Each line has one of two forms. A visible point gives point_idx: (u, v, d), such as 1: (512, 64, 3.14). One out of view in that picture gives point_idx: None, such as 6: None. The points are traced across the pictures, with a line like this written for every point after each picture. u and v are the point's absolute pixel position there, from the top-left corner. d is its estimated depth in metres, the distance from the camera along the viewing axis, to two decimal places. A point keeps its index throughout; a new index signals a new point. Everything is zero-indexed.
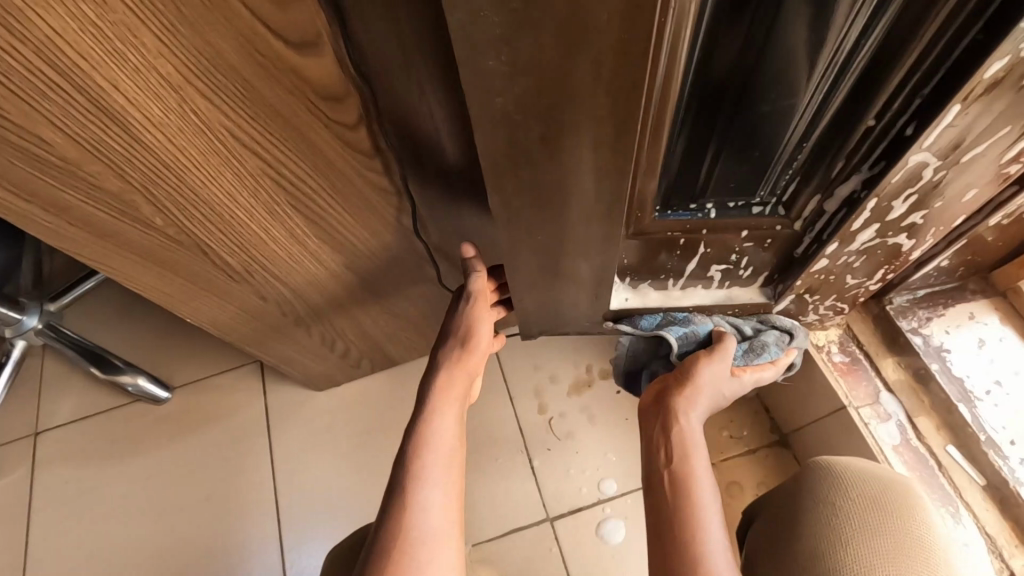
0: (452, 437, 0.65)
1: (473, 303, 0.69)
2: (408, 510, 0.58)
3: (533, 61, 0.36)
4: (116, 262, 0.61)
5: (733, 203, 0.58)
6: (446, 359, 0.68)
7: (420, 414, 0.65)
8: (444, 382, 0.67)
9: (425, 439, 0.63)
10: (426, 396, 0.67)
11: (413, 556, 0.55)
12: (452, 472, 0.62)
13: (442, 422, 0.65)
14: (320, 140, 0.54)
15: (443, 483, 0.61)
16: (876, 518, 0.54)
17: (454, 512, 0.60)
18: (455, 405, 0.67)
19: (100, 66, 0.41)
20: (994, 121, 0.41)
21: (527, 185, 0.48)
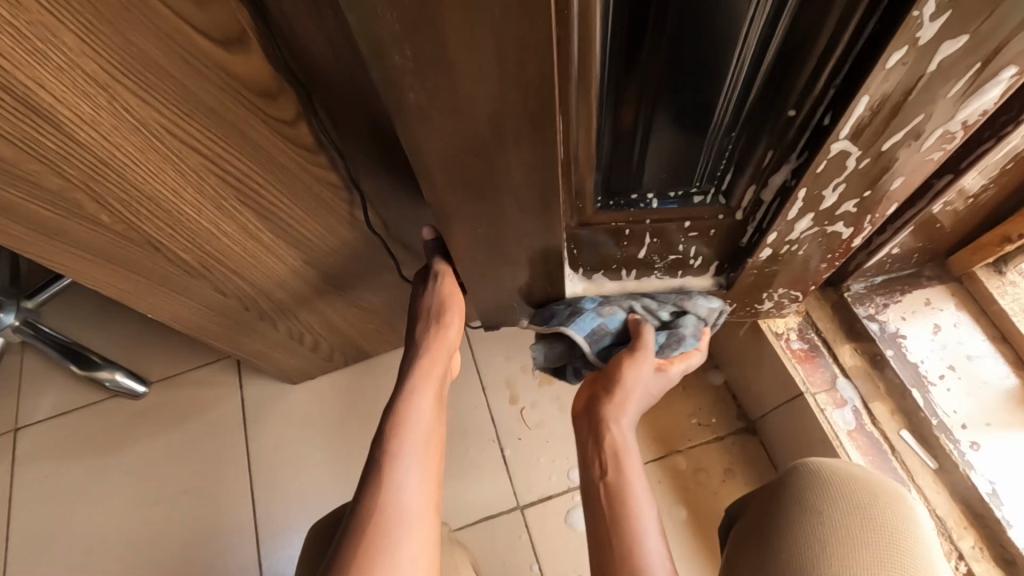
0: (430, 417, 0.65)
1: (443, 283, 0.68)
2: (386, 486, 0.58)
3: (437, 55, 0.38)
4: (66, 258, 0.61)
5: (672, 193, 0.59)
6: (424, 339, 0.69)
7: (399, 394, 0.66)
8: (424, 362, 0.68)
9: (403, 418, 0.63)
10: (406, 377, 0.67)
11: (389, 530, 0.56)
12: (428, 450, 0.63)
13: (422, 401, 0.65)
14: (265, 138, 0.55)
15: (420, 460, 0.61)
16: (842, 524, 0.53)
17: (430, 490, 0.60)
18: (433, 384, 0.67)
19: (22, 66, 0.41)
20: (907, 110, 0.42)
21: (457, 177, 0.49)
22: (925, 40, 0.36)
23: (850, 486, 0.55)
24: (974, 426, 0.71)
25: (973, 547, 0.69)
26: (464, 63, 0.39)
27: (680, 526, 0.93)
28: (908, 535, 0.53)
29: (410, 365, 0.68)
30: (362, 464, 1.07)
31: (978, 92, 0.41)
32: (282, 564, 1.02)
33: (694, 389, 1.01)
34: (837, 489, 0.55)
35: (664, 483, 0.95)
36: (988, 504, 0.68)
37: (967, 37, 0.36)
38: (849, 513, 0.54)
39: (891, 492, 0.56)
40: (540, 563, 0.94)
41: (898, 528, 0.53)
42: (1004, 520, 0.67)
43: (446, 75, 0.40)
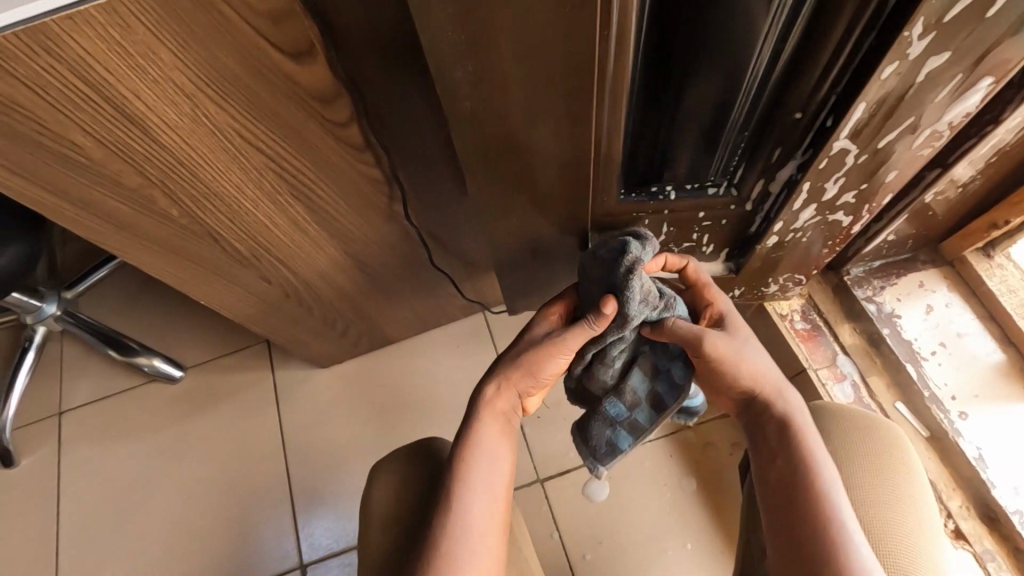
0: (499, 449, 0.61)
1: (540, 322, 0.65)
2: (453, 521, 0.56)
3: (493, 70, 0.44)
4: (135, 249, 0.67)
5: (689, 186, 0.64)
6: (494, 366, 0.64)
7: (465, 425, 0.62)
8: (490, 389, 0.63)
9: (468, 448, 0.60)
10: (472, 407, 0.63)
11: (450, 556, 0.54)
12: (496, 481, 0.59)
13: (486, 433, 0.61)
14: (322, 140, 0.61)
15: (488, 491, 0.58)
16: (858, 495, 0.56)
17: (499, 518, 0.57)
18: (501, 413, 0.63)
19: (123, 79, 0.47)
20: (899, 113, 0.48)
21: (500, 174, 0.56)
22: (913, 55, 0.42)
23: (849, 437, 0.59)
24: (963, 397, 0.78)
25: (961, 506, 0.76)
26: (516, 77, 0.45)
27: (692, 494, 1.01)
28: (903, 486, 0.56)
29: (474, 393, 0.64)
30: (390, 441, 1.14)
31: (961, 97, 0.47)
32: (317, 535, 1.09)
33: None
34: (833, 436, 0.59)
35: (676, 455, 1.04)
36: (975, 467, 0.74)
37: (949, 53, 0.42)
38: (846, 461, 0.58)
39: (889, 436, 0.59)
40: (560, 531, 1.01)
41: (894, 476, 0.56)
42: (988, 481, 0.73)
43: (500, 86, 0.46)
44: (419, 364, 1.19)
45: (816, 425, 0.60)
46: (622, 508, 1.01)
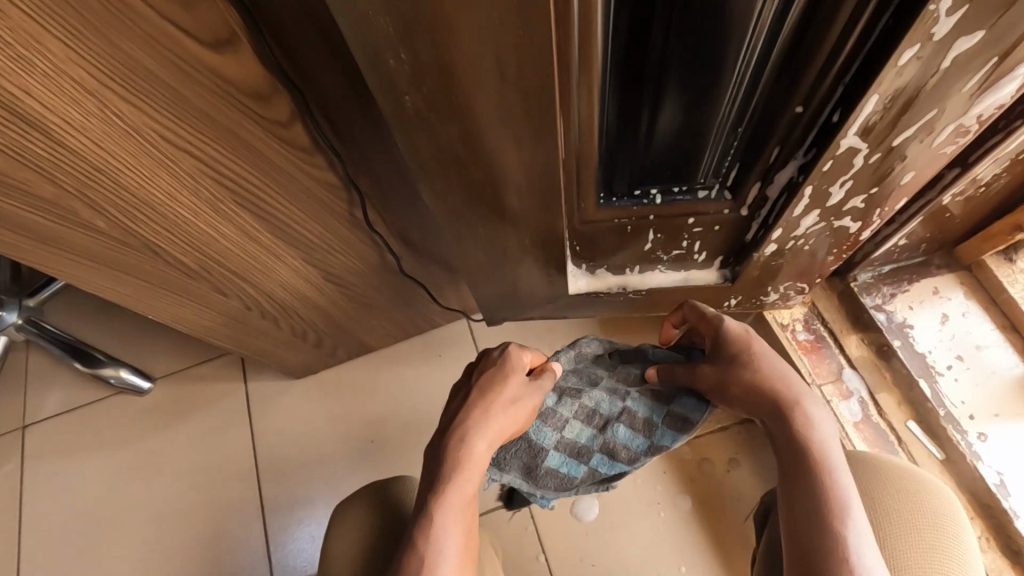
0: (469, 504, 0.53)
1: (513, 353, 0.59)
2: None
3: (433, 59, 0.37)
4: (63, 266, 0.60)
5: (677, 188, 0.58)
6: (474, 407, 0.55)
7: (437, 478, 0.53)
8: (470, 438, 0.54)
9: (438, 510, 0.51)
10: (447, 456, 0.53)
11: None
12: (464, 552, 0.51)
13: (457, 494, 0.52)
14: (261, 141, 0.54)
15: (454, 567, 0.50)
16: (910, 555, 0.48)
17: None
18: (478, 467, 0.54)
19: (5, 73, 0.40)
20: (922, 104, 0.41)
21: (458, 179, 0.49)
22: (939, 37, 0.35)
23: (890, 500, 0.51)
24: (983, 416, 0.71)
25: (979, 537, 0.69)
26: (462, 69, 0.38)
27: (687, 514, 0.95)
28: (951, 563, 0.48)
29: (449, 438, 0.54)
30: (368, 457, 1.07)
31: (993, 87, 0.40)
32: (291, 556, 1.02)
33: None
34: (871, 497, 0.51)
35: (669, 471, 0.97)
36: (996, 495, 0.67)
37: (982, 34, 0.35)
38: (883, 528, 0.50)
39: (936, 500, 0.51)
40: (546, 555, 0.95)
41: (942, 552, 0.48)
42: (1011, 511, 0.66)
43: (446, 77, 0.38)
44: (400, 374, 1.12)
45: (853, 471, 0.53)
46: (613, 529, 0.95)
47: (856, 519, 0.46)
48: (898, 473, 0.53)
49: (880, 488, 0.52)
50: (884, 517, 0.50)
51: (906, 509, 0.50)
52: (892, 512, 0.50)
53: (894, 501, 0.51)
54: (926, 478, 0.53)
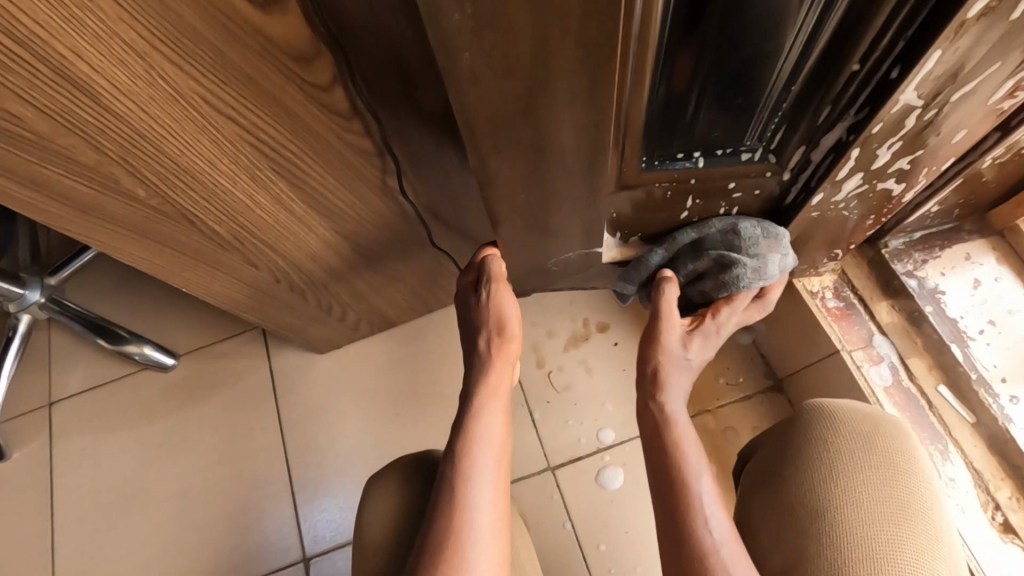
0: (498, 435, 0.62)
1: (499, 291, 0.66)
2: (457, 512, 0.55)
3: (497, 15, 0.37)
4: (101, 234, 0.60)
5: (721, 151, 0.57)
6: (491, 359, 0.66)
7: (465, 413, 0.63)
8: (491, 377, 0.65)
9: (471, 440, 0.60)
10: (474, 392, 0.64)
11: (464, 545, 0.53)
12: (499, 474, 0.59)
13: (484, 427, 0.62)
14: (302, 106, 0.54)
15: (489, 491, 0.58)
16: (871, 483, 0.53)
17: (502, 516, 0.57)
18: (501, 401, 0.65)
19: (58, 34, 0.40)
20: (990, 52, 0.40)
21: (507, 143, 0.48)
22: None
23: (858, 443, 0.55)
24: (1014, 379, 0.71)
25: (1009, 497, 0.70)
26: (524, 24, 0.37)
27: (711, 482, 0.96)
28: (907, 490, 0.53)
29: (475, 382, 0.65)
30: (393, 429, 1.09)
31: None
32: (319, 527, 1.04)
33: (723, 350, 1.03)
34: (833, 437, 0.56)
35: None
36: None
37: None
38: (844, 468, 0.54)
39: (891, 432, 0.56)
40: (573, 522, 0.96)
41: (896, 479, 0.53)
42: None
43: (506, 31, 0.38)
44: (422, 348, 1.13)
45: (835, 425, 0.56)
46: (638, 497, 0.96)
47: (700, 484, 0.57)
48: (863, 417, 0.57)
49: (841, 427, 0.56)
50: (851, 455, 0.54)
51: (865, 445, 0.55)
52: (856, 449, 0.55)
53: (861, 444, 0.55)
54: (879, 415, 0.58)
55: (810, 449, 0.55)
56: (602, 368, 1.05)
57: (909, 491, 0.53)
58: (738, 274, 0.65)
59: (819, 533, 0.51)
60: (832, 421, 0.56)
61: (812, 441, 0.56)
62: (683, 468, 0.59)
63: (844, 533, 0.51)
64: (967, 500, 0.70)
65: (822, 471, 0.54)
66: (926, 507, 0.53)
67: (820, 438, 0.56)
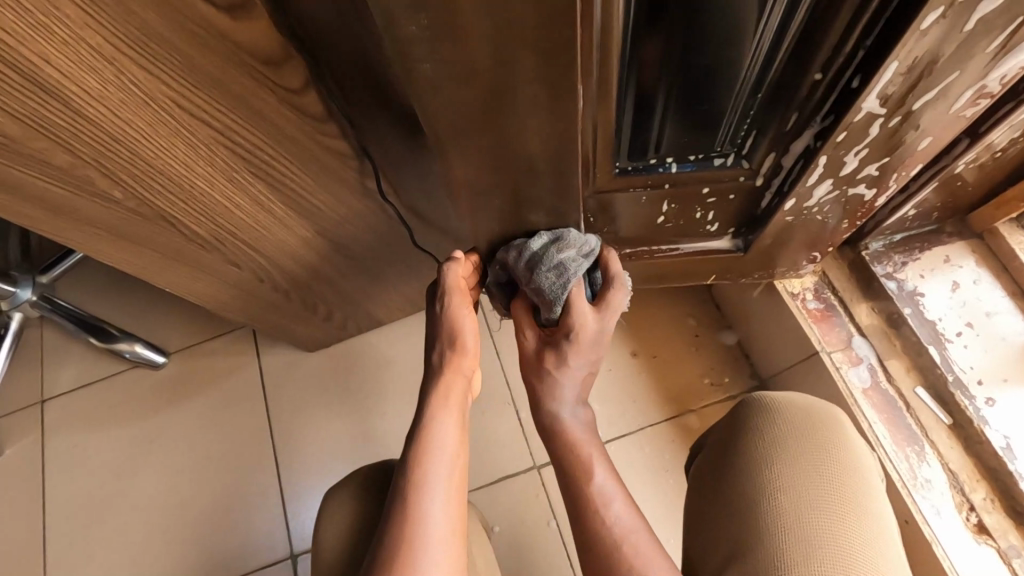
0: (452, 448, 0.61)
1: (454, 302, 0.64)
2: (411, 522, 0.54)
3: (453, 24, 0.37)
4: (80, 237, 0.61)
5: (693, 157, 0.57)
6: (442, 371, 0.65)
7: (418, 427, 0.61)
8: (442, 388, 0.63)
9: (426, 449, 0.59)
10: (427, 404, 0.63)
11: (415, 559, 0.52)
12: (454, 482, 0.58)
13: (438, 441, 0.60)
14: (276, 110, 0.54)
15: (443, 505, 0.57)
16: (808, 469, 0.54)
17: (457, 528, 0.56)
18: (456, 407, 0.63)
19: (25, 41, 0.40)
20: (947, 63, 0.41)
21: (474, 149, 0.49)
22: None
23: (790, 431, 0.56)
24: (991, 382, 0.71)
25: (985, 500, 0.70)
26: (483, 34, 0.38)
27: None
28: (844, 483, 0.54)
29: (429, 392, 0.64)
30: (380, 428, 1.09)
31: (1013, 50, 0.40)
32: (307, 524, 1.05)
33: (708, 350, 1.03)
34: (774, 429, 0.56)
35: (678, 440, 0.99)
36: (1002, 458, 0.69)
37: None
38: (783, 459, 0.55)
39: (832, 427, 0.57)
40: (557, 521, 0.97)
41: (833, 472, 0.54)
42: (1016, 473, 0.68)
43: (466, 41, 0.38)
44: (410, 347, 1.14)
45: (765, 419, 0.57)
46: None
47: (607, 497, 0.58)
48: (797, 406, 0.58)
49: (782, 420, 0.57)
50: (789, 447, 0.55)
51: (801, 435, 0.56)
52: (790, 438, 0.56)
53: (795, 432, 0.56)
54: (820, 409, 0.58)
55: (752, 442, 0.56)
56: None
57: (850, 486, 0.54)
58: (546, 284, 0.60)
59: (761, 523, 0.52)
60: (774, 413, 0.57)
61: (757, 432, 0.56)
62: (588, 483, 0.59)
63: (782, 520, 0.52)
64: (942, 501, 0.71)
65: (764, 463, 0.55)
66: (862, 501, 0.54)
67: (761, 429, 0.56)
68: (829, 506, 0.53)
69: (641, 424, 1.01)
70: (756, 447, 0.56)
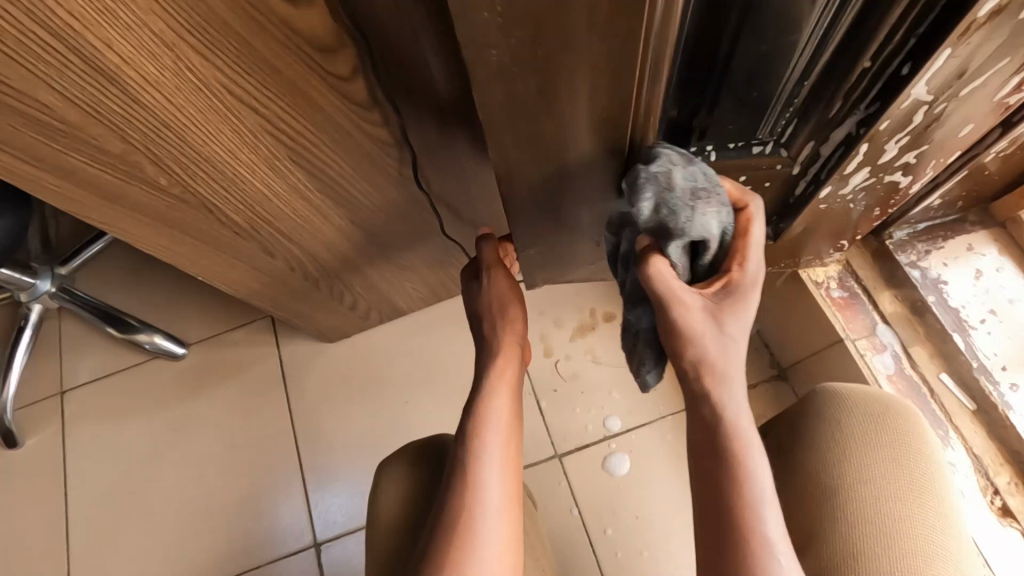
0: (506, 419, 0.63)
1: (497, 276, 0.70)
2: (469, 492, 0.57)
3: (525, 10, 0.38)
4: (122, 223, 0.61)
5: (733, 144, 0.58)
6: (498, 343, 0.68)
7: (474, 400, 0.64)
8: (498, 362, 0.67)
9: (482, 422, 0.62)
10: (483, 379, 0.66)
11: (474, 525, 0.55)
12: (509, 452, 0.61)
13: (495, 415, 0.63)
14: (323, 97, 0.55)
15: (500, 474, 0.60)
16: (873, 457, 0.56)
17: (511, 497, 0.59)
18: (511, 384, 0.66)
19: (90, 25, 0.41)
20: (998, 50, 0.42)
21: (527, 136, 0.49)
22: None
23: (856, 422, 0.57)
24: (1015, 368, 0.73)
25: (1008, 482, 0.72)
26: (553, 21, 0.38)
27: None
28: (913, 469, 0.55)
29: (484, 366, 0.68)
30: (402, 418, 1.10)
31: None
32: (330, 512, 1.06)
33: None
34: (841, 419, 0.58)
35: None
36: None
37: None
38: (851, 447, 0.56)
39: (896, 417, 0.58)
40: (580, 508, 0.98)
41: (903, 459, 0.55)
42: None
43: (535, 27, 0.39)
44: (430, 337, 1.14)
45: (829, 411, 0.58)
46: (644, 484, 0.98)
47: (776, 544, 0.47)
48: (863, 397, 0.59)
49: (849, 410, 0.58)
50: (857, 436, 0.57)
51: (867, 426, 0.57)
52: (856, 429, 0.57)
53: (861, 423, 0.57)
54: (886, 399, 0.60)
55: (820, 432, 0.58)
56: (609, 358, 1.06)
57: (915, 474, 0.55)
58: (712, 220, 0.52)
59: (830, 510, 0.54)
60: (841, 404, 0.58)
61: (825, 422, 0.58)
62: (737, 475, 0.49)
63: (851, 509, 0.53)
64: (966, 485, 0.72)
65: (832, 452, 0.56)
66: (932, 486, 0.55)
67: (828, 419, 0.58)
68: (895, 493, 0.54)
69: (661, 412, 1.02)
70: (825, 438, 0.57)
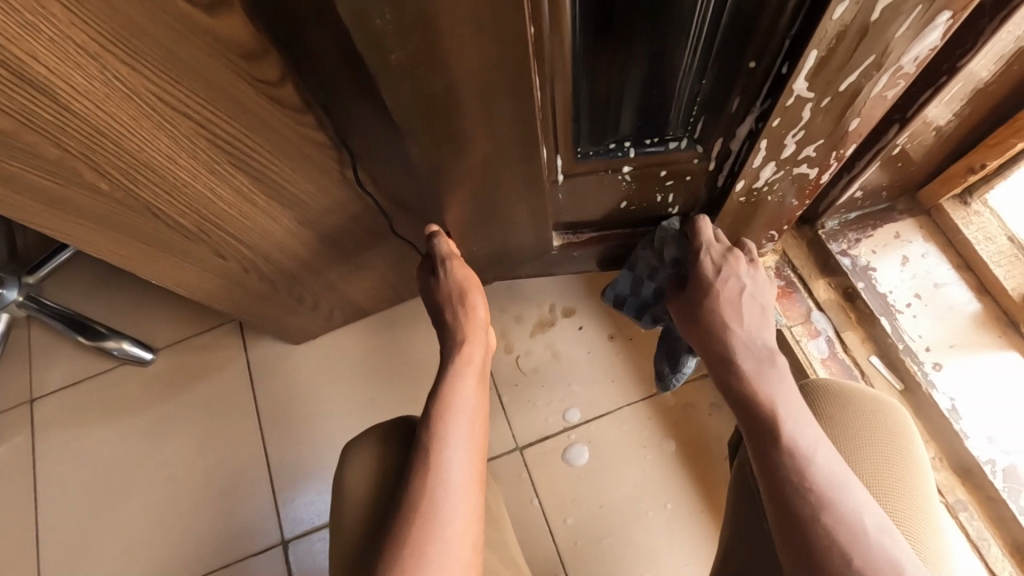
0: (469, 400, 0.66)
1: (454, 267, 0.72)
2: (433, 472, 0.59)
3: (414, 19, 0.40)
4: (66, 228, 0.63)
5: (648, 141, 0.61)
6: (461, 330, 0.72)
7: (440, 386, 0.67)
8: (464, 347, 0.71)
9: (448, 406, 0.65)
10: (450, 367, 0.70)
11: (434, 502, 0.57)
12: (474, 433, 0.64)
13: (459, 399, 0.66)
14: (254, 102, 0.57)
15: (464, 453, 0.62)
16: (862, 452, 0.55)
17: (474, 476, 0.61)
18: (474, 370, 0.70)
19: (15, 39, 0.43)
20: (864, 48, 0.45)
21: (441, 136, 0.52)
22: None
23: (849, 418, 0.57)
24: (938, 349, 0.76)
25: (933, 459, 0.75)
26: (445, 29, 0.41)
27: (671, 456, 1.01)
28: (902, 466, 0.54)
29: (451, 353, 0.71)
30: (366, 415, 1.12)
31: (920, 35, 0.44)
32: (298, 510, 1.08)
33: None
34: (832, 413, 0.57)
35: (656, 417, 1.03)
36: (948, 419, 0.73)
37: None
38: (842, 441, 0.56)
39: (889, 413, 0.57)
40: (540, 499, 1.01)
41: (893, 455, 0.54)
42: (962, 432, 0.72)
43: (428, 35, 0.42)
44: (397, 337, 1.16)
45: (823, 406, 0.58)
46: (603, 472, 1.01)
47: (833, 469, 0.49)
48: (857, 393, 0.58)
49: (842, 405, 0.58)
50: (837, 428, 0.57)
51: (859, 421, 0.56)
52: (850, 425, 0.56)
53: (852, 417, 0.57)
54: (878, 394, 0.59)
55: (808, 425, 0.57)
56: (567, 352, 1.09)
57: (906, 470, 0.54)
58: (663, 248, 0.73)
59: None
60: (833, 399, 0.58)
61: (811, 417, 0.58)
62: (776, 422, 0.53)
63: None
64: None
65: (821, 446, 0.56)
66: (915, 480, 0.54)
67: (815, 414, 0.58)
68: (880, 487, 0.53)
69: (618, 403, 1.05)
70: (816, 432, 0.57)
